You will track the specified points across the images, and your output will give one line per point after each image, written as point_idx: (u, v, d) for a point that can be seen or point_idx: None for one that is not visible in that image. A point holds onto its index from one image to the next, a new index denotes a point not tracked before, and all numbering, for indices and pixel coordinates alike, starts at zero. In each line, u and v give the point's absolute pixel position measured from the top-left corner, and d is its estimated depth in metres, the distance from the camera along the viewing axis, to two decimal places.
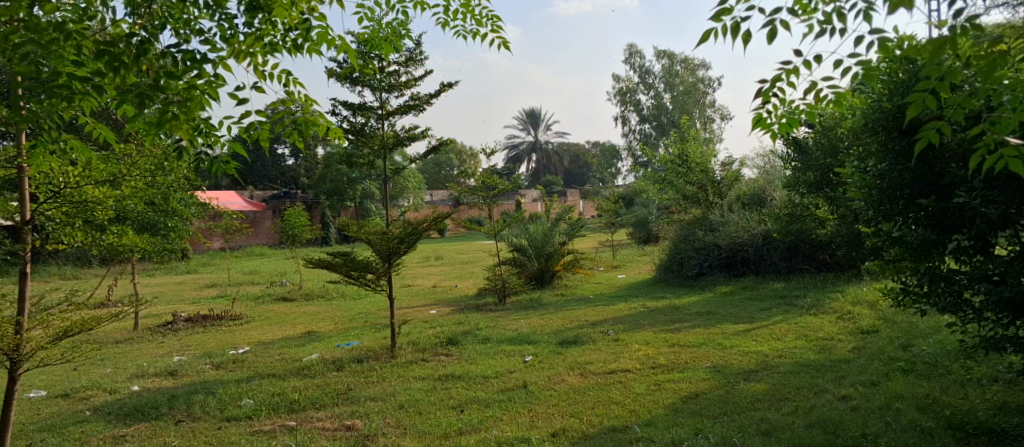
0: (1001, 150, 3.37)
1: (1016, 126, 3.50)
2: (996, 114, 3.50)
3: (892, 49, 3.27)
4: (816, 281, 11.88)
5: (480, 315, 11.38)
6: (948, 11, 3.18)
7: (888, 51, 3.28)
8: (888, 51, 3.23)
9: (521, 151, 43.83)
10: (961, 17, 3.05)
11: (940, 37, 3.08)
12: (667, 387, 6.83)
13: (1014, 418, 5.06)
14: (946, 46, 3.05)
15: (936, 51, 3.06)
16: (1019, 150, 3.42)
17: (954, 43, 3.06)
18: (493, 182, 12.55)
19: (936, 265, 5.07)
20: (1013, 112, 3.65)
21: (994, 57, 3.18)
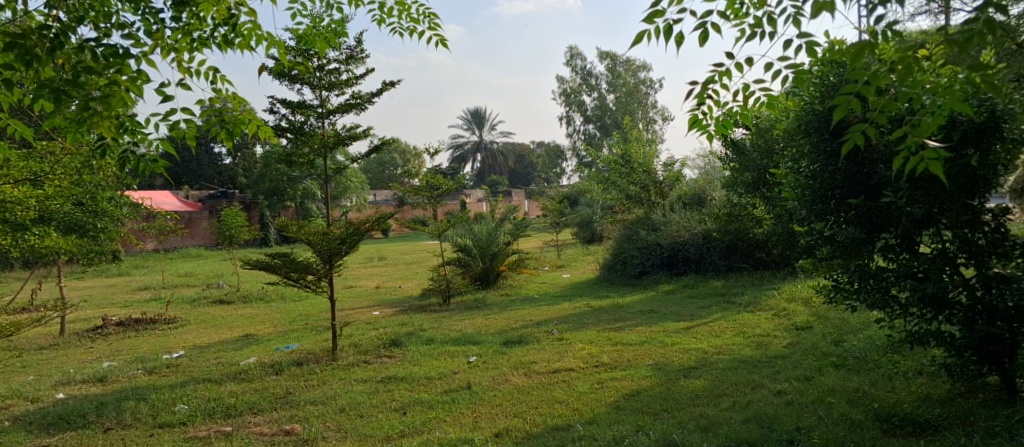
0: (922, 152, 3.51)
1: (934, 129, 3.66)
2: (918, 117, 3.62)
3: (818, 55, 3.39)
4: (753, 278, 12.16)
5: (424, 316, 11.30)
6: (871, 17, 3.28)
7: (814, 55, 3.40)
8: (812, 56, 3.35)
9: (465, 151, 43.67)
10: (881, 23, 3.18)
11: (859, 41, 3.20)
12: (610, 385, 6.90)
13: (937, 409, 5.26)
14: (866, 50, 3.15)
15: (856, 56, 3.18)
16: (939, 153, 3.54)
17: (874, 48, 3.16)
18: (437, 182, 12.50)
19: (865, 263, 5.24)
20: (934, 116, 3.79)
21: (912, 61, 3.26)
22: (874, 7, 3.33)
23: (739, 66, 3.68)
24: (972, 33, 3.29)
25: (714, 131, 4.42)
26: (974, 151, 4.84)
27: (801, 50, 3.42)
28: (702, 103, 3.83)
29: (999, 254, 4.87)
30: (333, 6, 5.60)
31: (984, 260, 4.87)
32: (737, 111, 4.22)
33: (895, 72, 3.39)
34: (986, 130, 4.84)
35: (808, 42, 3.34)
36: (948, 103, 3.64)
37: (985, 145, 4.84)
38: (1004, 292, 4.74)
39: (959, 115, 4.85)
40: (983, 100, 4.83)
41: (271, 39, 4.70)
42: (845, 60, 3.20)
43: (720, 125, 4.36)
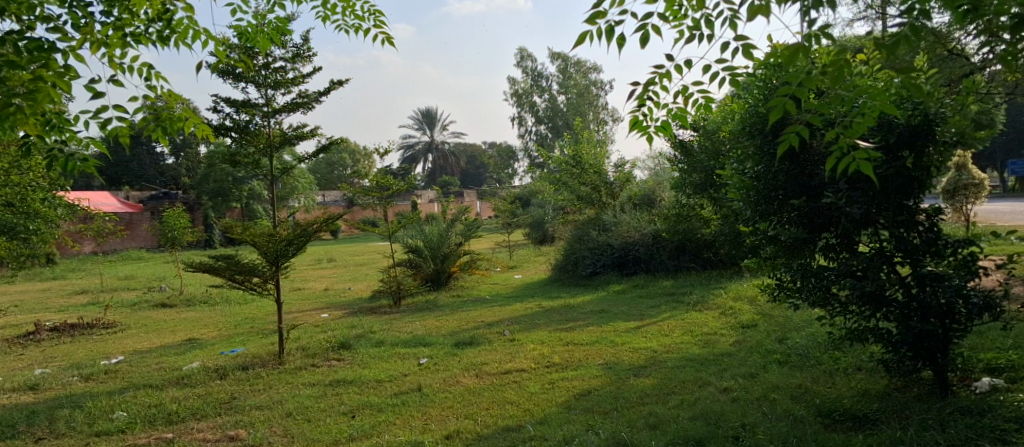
0: (853, 153, 3.68)
1: (865, 130, 3.81)
2: (848, 118, 3.76)
3: (754, 58, 3.47)
4: (701, 278, 12.34)
5: (373, 318, 11.18)
6: (805, 20, 3.37)
7: (750, 58, 3.48)
8: (747, 58, 3.43)
9: (417, 151, 43.36)
10: (813, 27, 3.27)
11: (791, 45, 3.29)
12: (561, 385, 6.92)
13: (875, 403, 5.41)
14: (801, 53, 3.24)
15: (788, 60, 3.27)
16: (869, 154, 3.71)
17: (809, 51, 3.25)
18: (388, 182, 12.39)
19: (807, 262, 5.38)
20: (864, 117, 3.96)
21: (844, 63, 3.36)
22: (807, 11, 3.42)
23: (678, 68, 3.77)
24: (899, 37, 3.41)
25: (655, 132, 4.51)
26: (909, 153, 5.05)
27: (735, 52, 3.51)
28: (642, 104, 3.91)
29: (932, 252, 5.04)
30: (274, 2, 5.52)
31: (919, 259, 5.05)
32: (677, 112, 4.31)
33: (827, 74, 3.49)
34: (920, 133, 5.02)
35: (743, 45, 3.42)
36: (877, 106, 3.80)
37: (919, 147, 5.04)
38: (937, 289, 4.92)
39: (894, 118, 5.03)
40: (916, 104, 5.02)
41: (210, 37, 4.65)
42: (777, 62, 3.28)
43: (661, 126, 4.44)
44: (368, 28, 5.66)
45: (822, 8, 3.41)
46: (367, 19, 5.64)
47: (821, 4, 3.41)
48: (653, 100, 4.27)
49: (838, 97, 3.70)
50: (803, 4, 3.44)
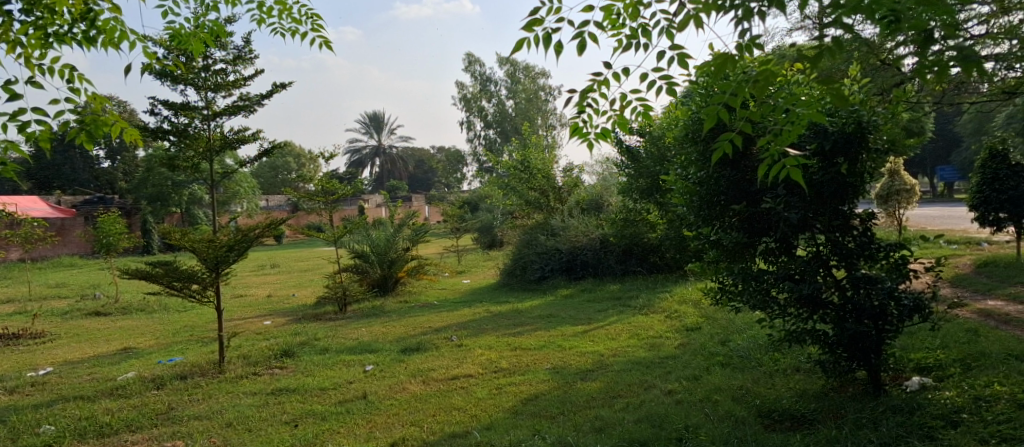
0: (784, 160, 3.93)
1: (794, 138, 4.00)
2: (779, 126, 3.95)
3: (689, 67, 3.58)
4: (647, 282, 12.48)
5: (318, 325, 11.02)
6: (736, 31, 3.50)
7: (685, 67, 3.59)
8: (682, 68, 3.55)
9: (364, 155, 42.91)
10: (744, 40, 3.40)
11: (723, 55, 3.42)
12: (508, 390, 6.92)
13: (813, 403, 5.53)
14: (728, 63, 3.41)
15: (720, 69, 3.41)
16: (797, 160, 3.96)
17: (735, 61, 3.43)
18: (333, 186, 12.24)
19: (747, 266, 5.47)
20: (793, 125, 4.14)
21: (772, 73, 3.51)
22: (739, 21, 3.50)
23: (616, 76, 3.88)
24: (823, 48, 3.55)
25: (596, 139, 4.56)
26: (844, 160, 5.16)
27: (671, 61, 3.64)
28: (581, 109, 4.00)
29: (866, 256, 5.18)
30: (207, 4, 5.44)
31: (853, 262, 5.18)
32: (617, 119, 4.38)
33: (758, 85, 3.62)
34: (853, 140, 5.14)
35: (678, 55, 3.55)
36: (805, 116, 3.99)
37: (853, 154, 5.16)
38: (872, 291, 5.04)
39: (829, 126, 5.14)
40: (851, 112, 5.16)
41: (141, 43, 4.63)
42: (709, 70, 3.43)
43: (601, 133, 4.50)
44: (305, 33, 5.65)
45: (752, 19, 3.51)
46: (303, 21, 5.62)
47: (752, 16, 3.50)
48: (593, 106, 4.34)
49: (768, 106, 3.85)
50: (735, 14, 3.52)
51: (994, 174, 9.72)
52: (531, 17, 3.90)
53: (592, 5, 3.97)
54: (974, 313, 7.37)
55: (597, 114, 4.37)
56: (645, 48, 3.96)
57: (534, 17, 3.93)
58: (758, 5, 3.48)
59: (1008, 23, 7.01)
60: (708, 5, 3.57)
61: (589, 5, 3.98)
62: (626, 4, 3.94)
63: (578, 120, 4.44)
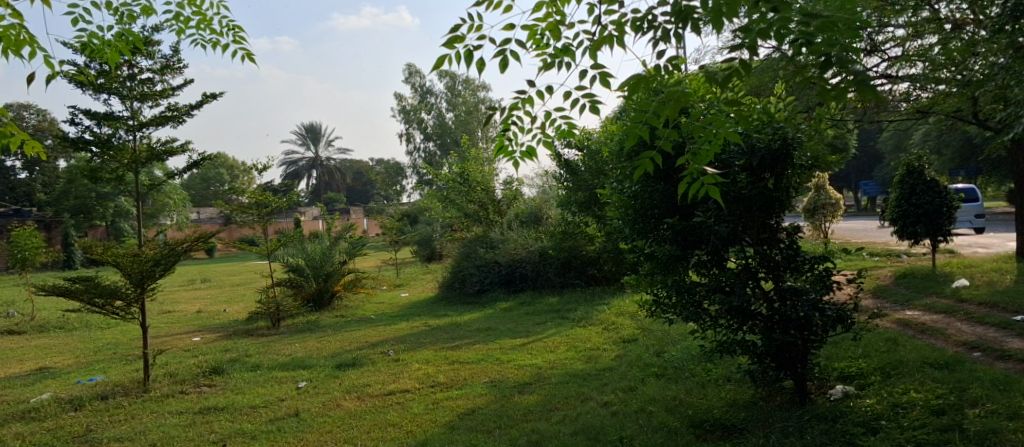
0: (703, 179, 4.11)
1: (713, 156, 4.16)
2: (697, 146, 4.12)
3: (610, 86, 3.70)
4: (586, 294, 12.57)
5: (250, 341, 10.75)
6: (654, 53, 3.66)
7: (606, 86, 3.71)
8: (604, 87, 3.66)
9: (300, 167, 42.22)
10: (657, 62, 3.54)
11: (639, 76, 3.56)
12: (445, 405, 6.86)
13: (742, 413, 5.63)
14: (640, 83, 3.57)
15: (635, 88, 3.58)
16: (715, 178, 4.13)
17: (648, 81, 3.60)
18: (267, 199, 11.98)
19: (681, 278, 5.54)
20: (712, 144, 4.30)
21: (685, 93, 3.69)
22: (657, 42, 3.62)
23: (540, 94, 3.96)
24: (730, 70, 3.69)
25: (521, 159, 4.59)
26: (770, 176, 5.29)
27: (593, 80, 3.76)
28: (506, 126, 4.05)
29: (792, 268, 5.31)
30: (123, 13, 5.29)
31: (780, 274, 5.31)
32: (542, 138, 4.44)
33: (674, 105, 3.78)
34: (780, 158, 5.26)
35: (600, 74, 3.67)
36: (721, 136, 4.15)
37: (778, 170, 5.29)
38: (797, 303, 5.17)
39: (757, 142, 5.24)
40: (777, 129, 5.30)
41: (47, 55, 4.48)
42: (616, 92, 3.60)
43: (527, 153, 4.53)
44: (227, 44, 5.51)
45: (670, 41, 3.63)
46: (226, 33, 5.50)
47: (669, 37, 3.62)
48: (517, 125, 4.40)
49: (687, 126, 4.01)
50: (652, 35, 3.64)
51: (911, 189, 10.13)
52: (452, 34, 3.96)
53: (513, 25, 4.05)
54: (894, 323, 7.65)
55: (523, 132, 4.42)
56: (567, 67, 4.06)
57: (455, 33, 3.99)
58: (673, 28, 3.60)
59: (923, 45, 7.33)
60: (626, 27, 3.70)
61: (510, 24, 4.05)
62: (549, 24, 4.05)
63: (503, 138, 4.48)
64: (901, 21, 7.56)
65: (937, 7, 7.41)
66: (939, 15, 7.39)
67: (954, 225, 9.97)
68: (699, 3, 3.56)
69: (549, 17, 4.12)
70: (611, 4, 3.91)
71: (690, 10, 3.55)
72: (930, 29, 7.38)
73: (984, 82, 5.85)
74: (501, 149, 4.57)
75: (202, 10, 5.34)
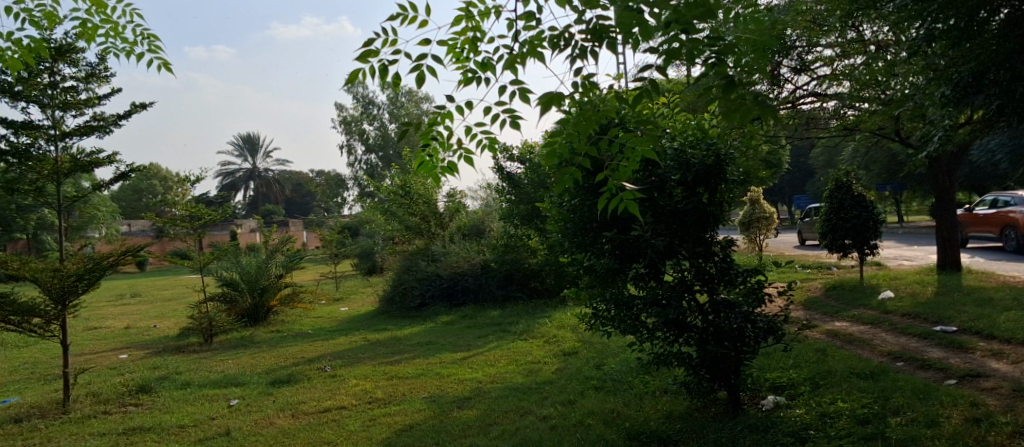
0: (621, 194, 4.19)
1: (631, 172, 4.23)
2: (617, 162, 4.19)
3: (530, 103, 3.72)
4: (528, 307, 12.56)
5: (180, 358, 10.41)
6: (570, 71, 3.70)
7: (525, 102, 3.72)
8: (522, 103, 3.67)
9: (237, 178, 41.29)
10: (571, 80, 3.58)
11: (556, 94, 3.61)
12: (381, 421, 6.73)
13: (677, 424, 5.65)
14: (555, 101, 3.61)
15: (553, 104, 3.61)
16: (633, 194, 4.22)
17: (563, 98, 3.64)
18: (199, 211, 11.54)
19: (619, 291, 5.54)
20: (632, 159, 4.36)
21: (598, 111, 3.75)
22: (574, 59, 3.66)
23: (459, 109, 3.95)
24: (643, 89, 3.77)
25: (443, 174, 4.56)
26: (704, 190, 5.34)
27: (512, 96, 3.76)
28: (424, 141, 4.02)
29: (726, 281, 5.37)
30: (24, 18, 5.03)
31: (714, 287, 5.36)
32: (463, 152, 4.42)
33: (590, 122, 3.84)
34: (713, 173, 5.32)
35: (520, 90, 3.68)
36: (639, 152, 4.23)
37: (712, 184, 5.35)
38: (730, 315, 5.23)
39: (691, 157, 5.28)
40: (710, 145, 5.38)
41: None
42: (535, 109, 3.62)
43: (449, 168, 4.51)
44: (141, 53, 5.33)
45: (586, 59, 3.67)
46: (139, 42, 5.34)
47: (585, 55, 3.66)
48: (438, 140, 4.37)
49: (606, 142, 4.08)
50: (569, 52, 3.67)
51: (839, 204, 10.41)
52: (365, 48, 3.90)
53: (429, 39, 4.02)
54: (824, 334, 7.83)
55: (443, 147, 4.39)
56: (487, 82, 4.05)
57: (369, 48, 3.94)
58: (589, 46, 3.64)
59: (850, 65, 7.57)
60: (545, 43, 3.71)
61: (426, 38, 4.02)
62: (465, 38, 4.04)
63: (424, 153, 4.45)
64: (830, 41, 7.79)
65: (863, 29, 7.68)
66: (864, 36, 7.64)
67: (880, 238, 10.29)
68: (614, 23, 3.61)
69: (467, 32, 4.11)
70: (529, 21, 3.92)
71: (605, 29, 3.59)
72: (856, 51, 7.64)
73: (904, 100, 6.06)
74: (423, 165, 4.55)
75: (111, 18, 5.17)
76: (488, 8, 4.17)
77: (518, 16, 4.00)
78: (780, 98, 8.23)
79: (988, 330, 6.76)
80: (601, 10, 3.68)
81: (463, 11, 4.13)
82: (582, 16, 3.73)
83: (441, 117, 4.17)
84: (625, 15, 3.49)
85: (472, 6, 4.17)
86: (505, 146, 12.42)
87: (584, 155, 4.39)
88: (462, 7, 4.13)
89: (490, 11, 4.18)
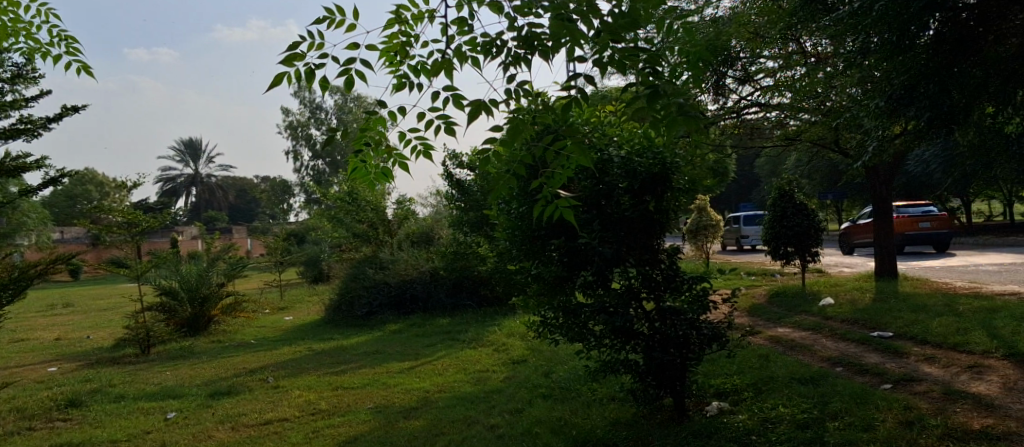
0: (556, 202, 4.19)
1: (567, 180, 4.23)
2: (551, 170, 4.19)
3: (463, 109, 3.69)
4: (477, 315, 12.46)
5: (114, 370, 10.02)
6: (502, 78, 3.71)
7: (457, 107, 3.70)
8: (453, 108, 3.65)
9: (179, 184, 40.22)
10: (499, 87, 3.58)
11: (487, 100, 3.60)
12: (325, 433, 6.56)
13: (624, 432, 5.62)
14: (486, 108, 3.60)
15: (485, 110, 3.60)
16: (569, 201, 4.22)
17: (493, 106, 3.63)
18: (137, 218, 11.11)
19: (567, 298, 5.49)
20: (568, 167, 4.36)
21: (528, 120, 3.75)
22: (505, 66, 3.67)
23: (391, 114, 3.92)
24: (573, 98, 3.78)
25: (378, 180, 4.50)
26: (651, 198, 5.33)
27: (445, 102, 3.74)
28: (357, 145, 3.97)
29: (672, 288, 5.35)
30: None
31: (661, 294, 5.34)
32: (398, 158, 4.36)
33: (523, 131, 3.84)
34: (658, 180, 5.34)
35: (451, 96, 3.66)
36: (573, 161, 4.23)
37: (658, 192, 5.35)
38: (676, 322, 5.24)
39: (637, 166, 5.28)
40: (657, 153, 5.38)
41: None
42: (467, 115, 3.60)
43: (384, 174, 4.43)
44: (56, 55, 5.11)
45: (519, 65, 3.79)
46: (55, 43, 5.13)
47: (519, 62, 3.78)
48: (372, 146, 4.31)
49: (540, 151, 4.08)
50: (503, 59, 3.79)
51: (781, 212, 10.58)
52: (291, 51, 3.87)
53: (358, 43, 4.01)
54: (766, 340, 7.92)
55: (377, 153, 4.34)
56: (421, 86, 4.05)
57: (295, 51, 3.90)
58: (522, 54, 3.73)
59: (792, 76, 7.70)
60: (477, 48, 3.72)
61: (355, 42, 4.01)
62: (395, 43, 4.03)
63: (358, 159, 4.36)
64: (772, 53, 7.91)
65: (803, 41, 7.82)
66: (805, 49, 7.78)
67: (821, 245, 10.52)
68: (545, 32, 3.67)
69: (399, 36, 4.09)
70: (462, 26, 3.93)
71: (534, 38, 3.62)
72: (797, 62, 7.79)
73: (844, 111, 6.17)
74: (357, 170, 4.48)
75: (24, 18, 4.95)
76: (420, 12, 4.17)
77: (451, 22, 4.01)
78: (725, 108, 8.29)
79: (921, 335, 6.92)
80: (533, 18, 3.73)
81: (395, 15, 4.11)
82: (515, 23, 3.77)
83: (374, 122, 4.13)
84: (555, 25, 3.52)
85: (405, 11, 4.16)
86: (454, 152, 12.32)
87: (521, 163, 4.38)
88: (395, 11, 4.12)
89: (422, 15, 4.18)
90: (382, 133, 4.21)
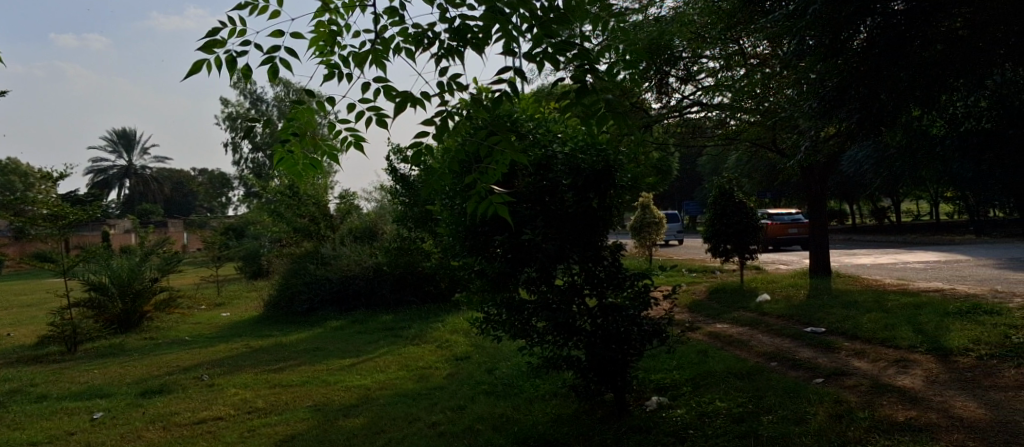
0: (490, 197, 4.10)
1: (501, 176, 4.17)
2: (485, 164, 4.12)
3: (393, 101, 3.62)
4: (420, 311, 12.34)
5: (38, 369, 9.59)
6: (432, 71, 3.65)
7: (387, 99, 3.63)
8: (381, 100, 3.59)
9: (111, 176, 38.86)
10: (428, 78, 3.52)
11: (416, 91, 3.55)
12: (262, 432, 6.39)
13: (565, 427, 5.60)
14: (414, 101, 3.54)
15: (414, 102, 3.54)
16: (503, 197, 4.15)
17: (422, 100, 3.57)
18: (64, 211, 10.58)
19: (510, 295, 5.42)
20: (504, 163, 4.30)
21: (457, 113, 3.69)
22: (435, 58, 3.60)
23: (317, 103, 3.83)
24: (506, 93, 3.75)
25: (306, 173, 4.38)
26: (593, 195, 5.31)
27: (374, 92, 3.67)
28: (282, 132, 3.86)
29: (614, 285, 5.36)
30: None
31: (603, 290, 5.34)
32: (326, 150, 4.25)
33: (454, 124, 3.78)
34: (599, 178, 5.33)
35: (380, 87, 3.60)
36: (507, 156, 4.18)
37: (602, 190, 5.33)
38: (617, 319, 5.23)
39: (579, 162, 5.26)
40: (599, 151, 5.38)
41: None
42: (395, 107, 3.53)
43: (312, 166, 4.30)
44: None
45: (452, 58, 3.73)
46: None
47: (452, 54, 3.73)
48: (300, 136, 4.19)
49: (473, 144, 4.01)
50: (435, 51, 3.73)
51: (721, 210, 10.72)
52: (211, 38, 3.76)
53: (283, 31, 3.92)
54: (706, 335, 8.03)
55: (305, 144, 4.21)
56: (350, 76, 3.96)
57: (216, 38, 3.80)
58: (454, 46, 3.68)
59: (732, 77, 7.81)
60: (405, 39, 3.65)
61: (280, 30, 3.92)
62: (323, 31, 3.94)
63: (284, 150, 4.20)
64: (713, 53, 8.00)
65: (743, 42, 7.94)
66: (744, 50, 7.91)
67: (759, 243, 10.72)
68: (477, 24, 3.62)
69: (328, 25, 4.01)
70: (393, 16, 3.87)
71: (464, 30, 3.58)
72: (737, 63, 7.89)
73: (782, 112, 6.27)
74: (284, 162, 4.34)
75: None
76: (351, 2, 4.10)
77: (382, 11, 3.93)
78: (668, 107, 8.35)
79: (852, 331, 7.09)
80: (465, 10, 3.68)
81: (325, 3, 4.03)
82: (446, 15, 3.72)
83: (300, 112, 4.03)
84: (486, 18, 3.48)
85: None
86: (397, 147, 12.16)
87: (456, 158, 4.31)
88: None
89: (352, 5, 4.10)
90: (309, 124, 4.11)
